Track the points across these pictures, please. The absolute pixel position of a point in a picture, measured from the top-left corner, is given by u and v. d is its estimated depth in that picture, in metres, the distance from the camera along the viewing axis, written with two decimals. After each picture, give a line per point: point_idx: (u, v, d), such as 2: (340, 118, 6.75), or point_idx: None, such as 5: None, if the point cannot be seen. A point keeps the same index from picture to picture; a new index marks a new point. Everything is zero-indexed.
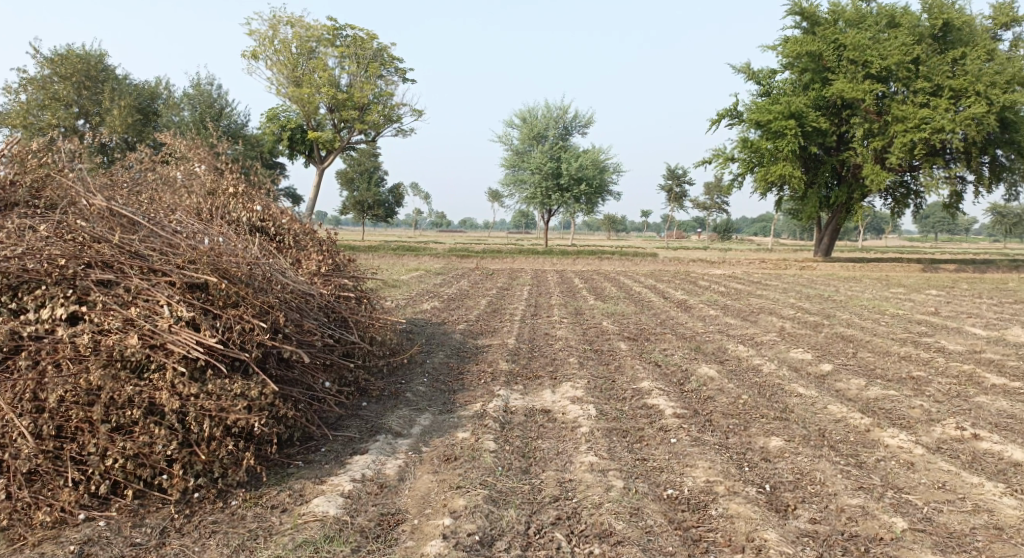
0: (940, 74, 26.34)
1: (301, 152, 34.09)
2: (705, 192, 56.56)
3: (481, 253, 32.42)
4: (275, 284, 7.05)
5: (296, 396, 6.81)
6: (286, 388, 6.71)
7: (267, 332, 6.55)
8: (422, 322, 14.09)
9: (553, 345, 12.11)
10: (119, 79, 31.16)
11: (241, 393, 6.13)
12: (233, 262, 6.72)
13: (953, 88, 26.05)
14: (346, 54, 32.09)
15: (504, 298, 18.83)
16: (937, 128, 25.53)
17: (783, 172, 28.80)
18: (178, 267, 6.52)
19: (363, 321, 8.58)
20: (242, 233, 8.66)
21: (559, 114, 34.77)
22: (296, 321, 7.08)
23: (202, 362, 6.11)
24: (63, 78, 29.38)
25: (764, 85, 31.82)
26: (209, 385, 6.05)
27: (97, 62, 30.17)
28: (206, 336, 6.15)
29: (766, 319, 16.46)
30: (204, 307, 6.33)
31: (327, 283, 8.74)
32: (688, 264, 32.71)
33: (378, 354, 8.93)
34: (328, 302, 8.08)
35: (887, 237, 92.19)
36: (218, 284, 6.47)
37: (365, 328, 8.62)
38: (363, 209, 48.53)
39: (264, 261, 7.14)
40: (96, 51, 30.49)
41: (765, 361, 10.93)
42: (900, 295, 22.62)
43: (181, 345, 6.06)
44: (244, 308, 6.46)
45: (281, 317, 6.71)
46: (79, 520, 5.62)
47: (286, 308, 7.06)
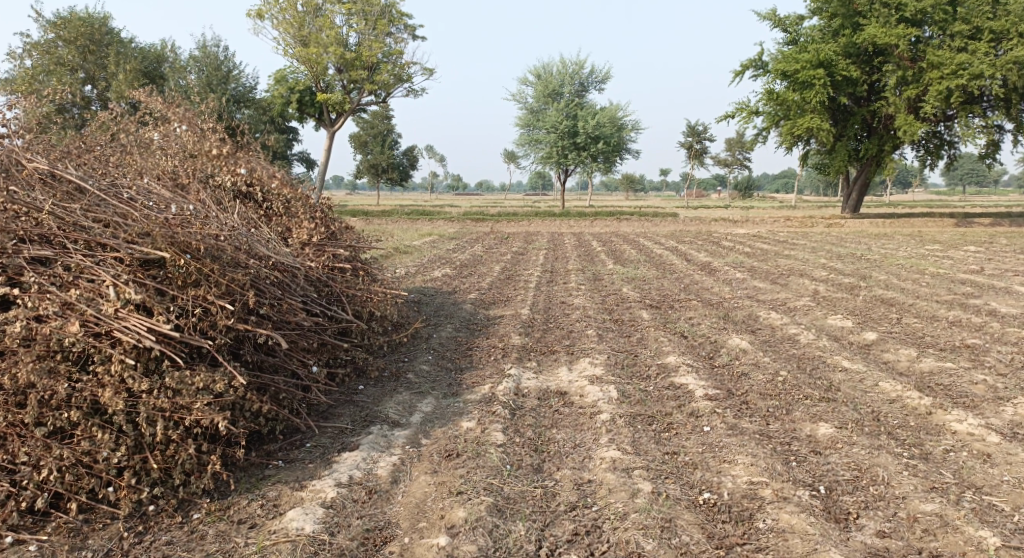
0: (980, 16, 24.92)
1: (310, 115, 33.16)
2: (726, 149, 55.10)
3: (496, 216, 31.51)
4: (246, 261, 6.44)
5: (277, 386, 6.18)
6: (263, 377, 6.11)
7: (234, 316, 5.96)
8: (431, 292, 13.31)
9: (569, 315, 11.28)
10: (125, 43, 30.37)
11: (204, 387, 5.53)
12: (193, 236, 6.14)
13: (994, 30, 24.66)
14: (353, 11, 31.00)
15: (519, 263, 17.99)
16: (975, 74, 24.17)
17: (810, 125, 27.54)
18: (126, 242, 5.95)
19: (359, 296, 7.84)
20: (223, 200, 7.89)
21: (576, 70, 33.52)
22: (272, 300, 6.50)
23: (156, 352, 5.52)
24: (68, 43, 28.65)
25: (791, 33, 30.36)
26: (165, 379, 5.46)
27: (101, 26, 29.37)
28: (159, 322, 5.57)
29: (797, 281, 15.52)
30: (158, 287, 5.75)
31: (321, 254, 8.01)
32: (709, 224, 31.64)
33: (377, 329, 8.17)
34: (318, 275, 7.41)
35: (914, 193, 90.13)
36: (176, 260, 5.89)
37: (362, 304, 7.89)
38: (378, 173, 47.61)
39: (230, 234, 6.57)
40: (100, 14, 29.64)
41: (800, 330, 10.06)
42: (937, 253, 21.52)
43: (130, 333, 5.48)
44: (206, 287, 5.89)
45: (250, 298, 6.11)
46: (6, 543, 5.01)
47: (261, 285, 6.47)
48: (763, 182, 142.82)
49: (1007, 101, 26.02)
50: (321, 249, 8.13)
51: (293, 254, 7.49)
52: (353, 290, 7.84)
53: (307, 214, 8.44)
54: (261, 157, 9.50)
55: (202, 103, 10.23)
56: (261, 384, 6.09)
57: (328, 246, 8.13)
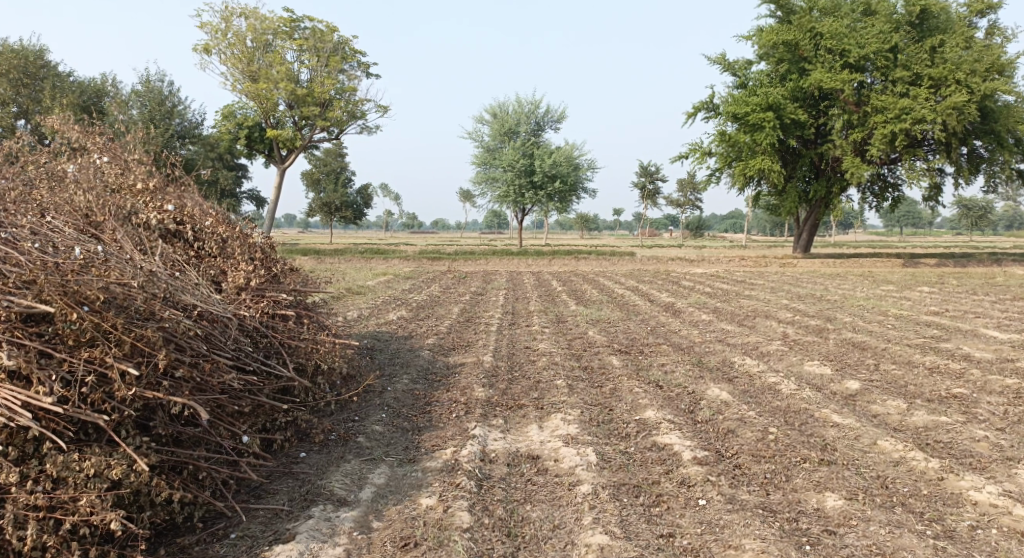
0: (919, 63, 25.25)
1: (259, 151, 32.26)
2: (679, 189, 55.32)
3: (453, 255, 30.79)
4: (160, 311, 5.90)
5: (193, 464, 5.65)
6: (173, 455, 5.57)
7: (138, 382, 5.47)
8: (385, 337, 12.50)
9: (534, 362, 10.58)
10: (62, 76, 29.30)
11: (96, 473, 5.16)
12: (91, 283, 5.66)
13: (932, 77, 24.96)
14: (305, 47, 30.45)
15: (478, 304, 17.27)
16: (917, 119, 24.38)
17: (761, 166, 27.55)
18: (9, 294, 5.53)
19: (303, 347, 7.15)
20: (143, 243, 7.13)
21: (531, 109, 33.22)
22: (193, 355, 5.95)
23: (35, 432, 5.14)
24: (0, 76, 27.44)
25: (740, 76, 30.55)
26: (45, 465, 5.10)
27: (37, 58, 28.23)
28: (38, 395, 5.19)
29: (764, 324, 15.05)
30: (42, 349, 5.34)
31: (260, 299, 7.30)
32: (667, 263, 31.36)
33: (323, 386, 7.44)
34: (252, 325, 6.80)
35: (860, 233, 91.83)
36: (67, 316, 5.44)
37: (307, 355, 7.19)
38: (331, 211, 46.64)
39: (141, 274, 6.05)
40: (35, 46, 28.54)
41: (779, 377, 9.50)
42: (894, 293, 21.43)
43: (5, 406, 5.14)
44: (101, 349, 5.41)
45: (159, 361, 5.58)
46: None
47: (179, 339, 5.90)
48: (714, 221, 144.36)
49: (948, 145, 26.35)
50: (261, 295, 7.43)
51: (224, 302, 6.81)
52: (296, 341, 7.16)
53: (244, 254, 7.72)
54: (199, 194, 8.73)
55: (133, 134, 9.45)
56: (177, 462, 5.59)
57: (268, 291, 7.45)
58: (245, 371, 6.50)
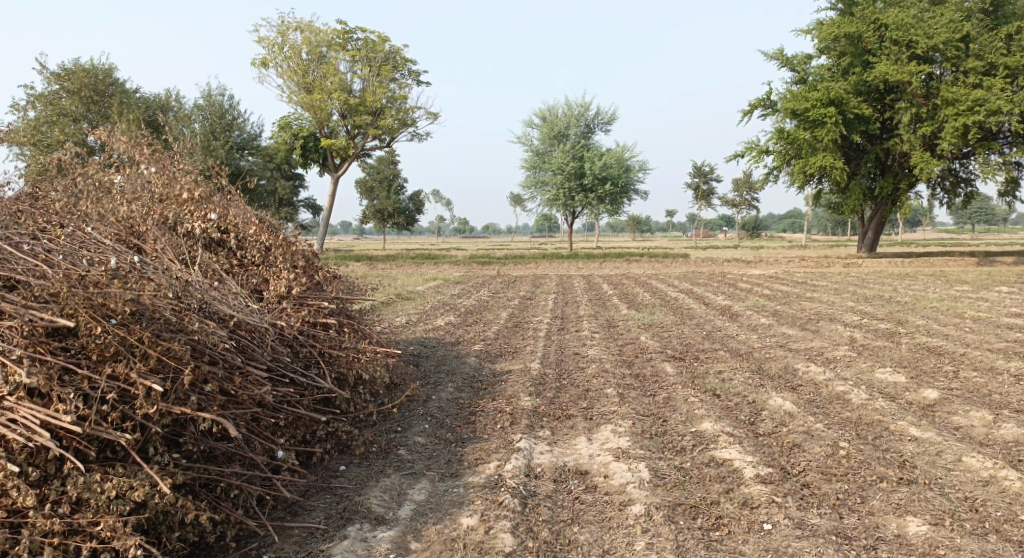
0: (994, 52, 24.18)
1: (314, 160, 32.44)
2: (734, 189, 54.13)
3: (503, 259, 30.49)
4: (190, 322, 5.73)
5: (226, 483, 5.41)
6: (203, 473, 5.34)
7: (164, 398, 5.29)
8: (432, 344, 12.17)
9: (584, 370, 10.11)
10: (128, 93, 30.00)
11: (119, 495, 4.96)
12: (116, 293, 5.51)
13: (1009, 66, 23.89)
14: (357, 57, 30.59)
15: (527, 309, 16.84)
16: (992, 110, 23.24)
17: (823, 163, 26.54)
18: (32, 308, 5.38)
19: (344, 356, 6.83)
20: (186, 256, 7.00)
21: (582, 111, 32.73)
22: (225, 369, 5.76)
23: (55, 453, 4.97)
24: (72, 93, 28.13)
25: (798, 72, 29.55)
26: (66, 487, 4.92)
27: (105, 76, 28.93)
28: (57, 414, 5.02)
29: (828, 328, 14.28)
30: (65, 365, 5.19)
31: (301, 308, 7.06)
32: (723, 265, 30.48)
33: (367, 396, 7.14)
34: (292, 335, 6.58)
35: (924, 233, 88.84)
36: (92, 328, 5.29)
37: (349, 363, 6.88)
38: (384, 218, 46.83)
39: (171, 286, 5.95)
40: (103, 65, 29.27)
41: (850, 386, 8.85)
42: (968, 294, 20.33)
43: (24, 425, 4.97)
44: (125, 363, 5.25)
45: (185, 376, 5.40)
46: None
47: (208, 351, 5.72)
48: (768, 221, 140.92)
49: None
50: (301, 303, 7.15)
51: (263, 312, 6.60)
52: (336, 350, 6.86)
53: (284, 261, 7.44)
54: (245, 202, 8.47)
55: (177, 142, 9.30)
56: (208, 479, 5.36)
57: (309, 299, 7.17)
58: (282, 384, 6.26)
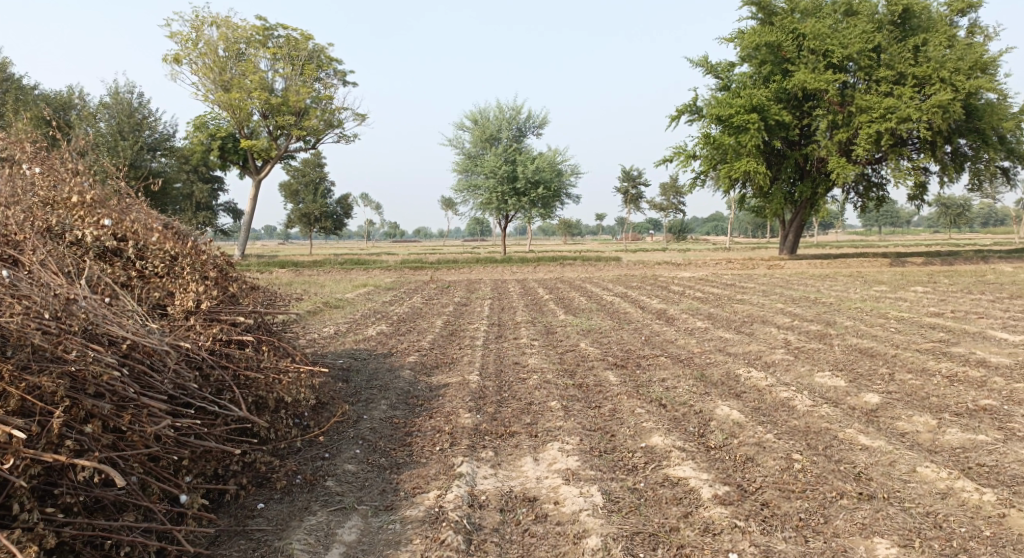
0: (902, 62, 24.83)
1: (234, 162, 31.27)
2: (661, 192, 54.69)
3: (435, 264, 29.96)
4: (70, 350, 5.43)
5: (113, 537, 5.10)
6: (81, 529, 5.04)
7: (32, 442, 5.02)
8: (364, 357, 11.65)
9: (524, 382, 9.74)
10: (28, 91, 28.55)
11: None
12: None
13: (916, 75, 24.55)
14: (279, 55, 29.65)
15: (462, 316, 16.42)
16: (903, 117, 23.90)
17: (747, 168, 26.88)
18: None
19: (258, 380, 6.56)
20: (65, 268, 6.44)
21: (512, 115, 32.46)
22: (112, 404, 5.44)
23: None
24: None
25: (722, 78, 29.98)
26: None
27: (1, 72, 27.51)
28: None
29: (763, 330, 14.28)
30: None
31: (210, 326, 6.71)
32: (653, 267, 30.64)
33: (288, 420, 6.87)
34: (195, 354, 6.24)
35: (841, 234, 91.75)
36: None
37: (268, 387, 6.61)
38: (310, 223, 45.65)
39: (48, 298, 5.61)
40: (0, 61, 27.79)
41: (793, 392, 8.66)
42: (889, 294, 20.86)
43: None
44: None
45: (56, 418, 5.12)
46: None
47: (90, 382, 5.40)
48: (694, 224, 143.72)
49: (932, 144, 25.83)
50: (212, 321, 6.82)
51: (165, 331, 6.24)
52: (252, 372, 6.59)
53: (190, 271, 7.07)
54: (148, 206, 8.04)
55: (74, 141, 8.54)
56: (94, 535, 5.07)
57: (220, 315, 6.85)
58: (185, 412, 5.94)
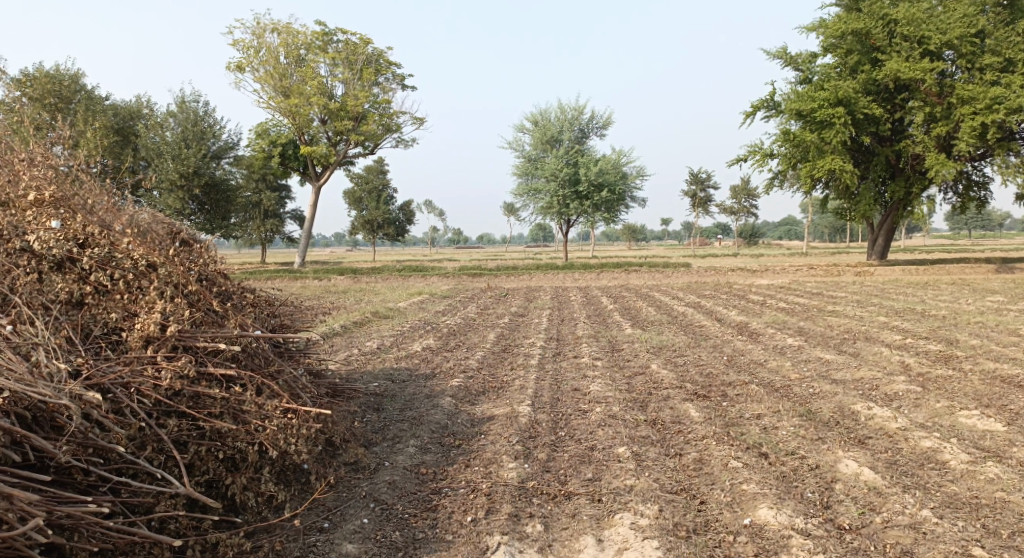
0: (1011, 47, 22.04)
1: (294, 169, 30.27)
2: (732, 196, 52.00)
3: (495, 271, 28.36)
4: None
5: None
6: None
7: None
8: (403, 378, 10.05)
9: (586, 415, 7.93)
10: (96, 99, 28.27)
11: None
12: None
13: None
14: (339, 59, 28.60)
15: (518, 329, 14.72)
16: (1013, 108, 21.16)
17: (831, 167, 24.33)
18: None
19: (232, 430, 5.49)
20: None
21: (576, 115, 30.60)
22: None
23: None
24: (34, 101, 26.33)
25: (804, 71, 27.54)
26: None
27: (70, 82, 27.20)
28: None
29: (869, 350, 12.14)
30: None
31: (172, 361, 5.62)
32: (727, 274, 28.37)
33: (272, 482, 5.64)
34: (125, 408, 5.28)
35: (924, 239, 86.74)
36: None
37: (250, 437, 5.55)
38: (373, 229, 44.63)
39: None
40: (69, 71, 27.53)
41: (939, 441, 6.70)
42: (1004, 305, 18.37)
43: None
44: None
45: None
46: None
47: None
48: (766, 230, 138.87)
49: None
50: (185, 347, 5.76)
51: (91, 376, 5.31)
52: (215, 422, 5.51)
53: (162, 285, 5.95)
54: (137, 208, 6.82)
55: (65, 135, 7.15)
56: None
57: (195, 341, 5.76)
58: (105, 487, 5.09)
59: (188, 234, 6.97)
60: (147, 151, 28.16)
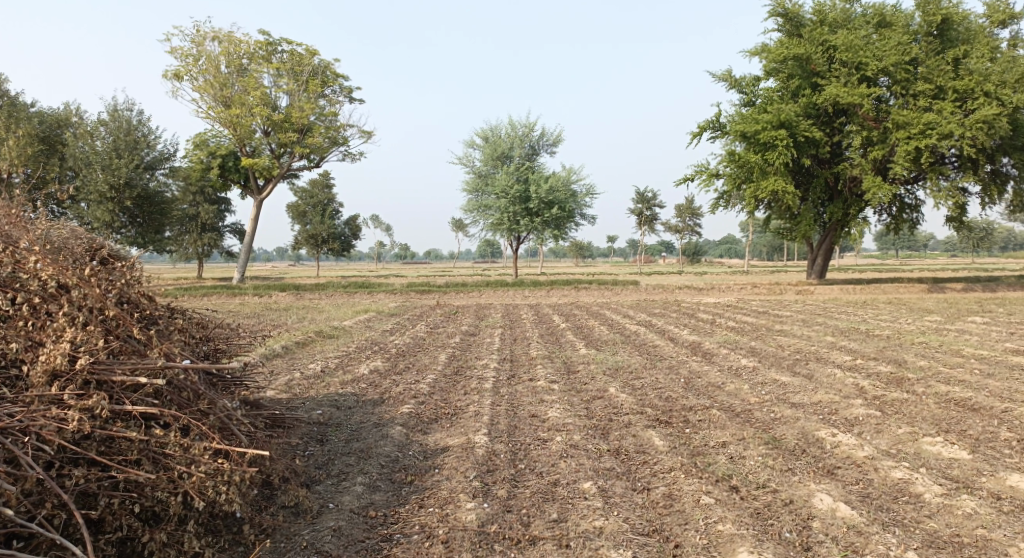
0: (942, 75, 22.53)
1: (235, 182, 29.31)
2: (677, 214, 52.44)
3: (443, 287, 27.85)
4: None
5: None
6: None
7: None
8: (350, 405, 9.53)
9: (545, 446, 7.54)
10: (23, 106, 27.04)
11: None
12: None
13: (958, 89, 22.30)
14: (282, 70, 27.88)
15: (470, 350, 14.29)
16: (944, 134, 21.57)
17: (774, 188, 24.51)
18: None
19: (151, 481, 5.05)
20: None
21: (525, 132, 30.42)
22: None
23: None
24: None
25: (748, 93, 27.85)
26: None
27: None
28: None
29: (825, 371, 12.02)
30: None
31: (82, 400, 5.13)
32: (674, 292, 28.42)
33: (197, 536, 5.19)
34: (21, 458, 4.84)
35: (859, 257, 89.01)
36: None
37: (172, 487, 5.10)
38: (317, 244, 43.65)
39: None
40: None
41: (909, 472, 6.47)
42: (944, 325, 18.65)
43: None
44: None
45: None
46: None
47: None
48: (709, 248, 141.15)
49: (974, 162, 23.58)
50: (99, 382, 5.26)
51: None
52: (125, 472, 5.05)
53: (73, 311, 5.44)
54: (51, 221, 6.29)
55: None
56: None
57: (110, 376, 5.26)
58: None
59: (111, 250, 6.40)
60: (76, 161, 26.97)
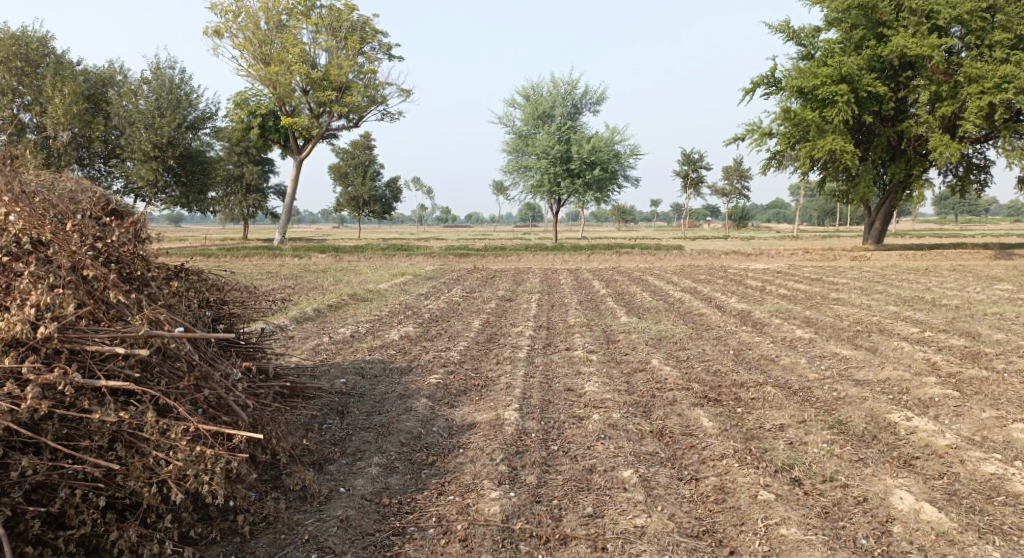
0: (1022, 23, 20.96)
1: (275, 142, 28.83)
2: (724, 177, 50.82)
3: (483, 251, 27.13)
4: None
5: None
6: None
7: None
8: (376, 373, 8.90)
9: (581, 424, 6.81)
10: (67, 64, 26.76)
11: None
12: None
13: None
14: (321, 26, 27.19)
15: (506, 315, 13.60)
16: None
17: (831, 147, 23.10)
18: None
19: (121, 469, 4.61)
20: None
21: (568, 89, 29.31)
22: None
23: None
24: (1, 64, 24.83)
25: (806, 47, 26.34)
26: None
27: (38, 45, 25.65)
28: None
29: (889, 344, 11.05)
30: None
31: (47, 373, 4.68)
32: (722, 258, 27.30)
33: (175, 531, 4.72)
34: None
35: (912, 223, 85.98)
36: None
37: (147, 476, 4.65)
38: (358, 206, 43.28)
39: None
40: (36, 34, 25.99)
41: (1003, 465, 5.60)
42: (1015, 295, 17.38)
43: None
44: None
45: None
46: None
47: None
48: (756, 213, 138.04)
49: None
50: (72, 351, 4.81)
51: None
52: (91, 458, 4.60)
53: (47, 271, 4.98)
54: (44, 172, 5.81)
55: None
56: None
57: (84, 345, 4.81)
58: None
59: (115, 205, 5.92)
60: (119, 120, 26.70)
